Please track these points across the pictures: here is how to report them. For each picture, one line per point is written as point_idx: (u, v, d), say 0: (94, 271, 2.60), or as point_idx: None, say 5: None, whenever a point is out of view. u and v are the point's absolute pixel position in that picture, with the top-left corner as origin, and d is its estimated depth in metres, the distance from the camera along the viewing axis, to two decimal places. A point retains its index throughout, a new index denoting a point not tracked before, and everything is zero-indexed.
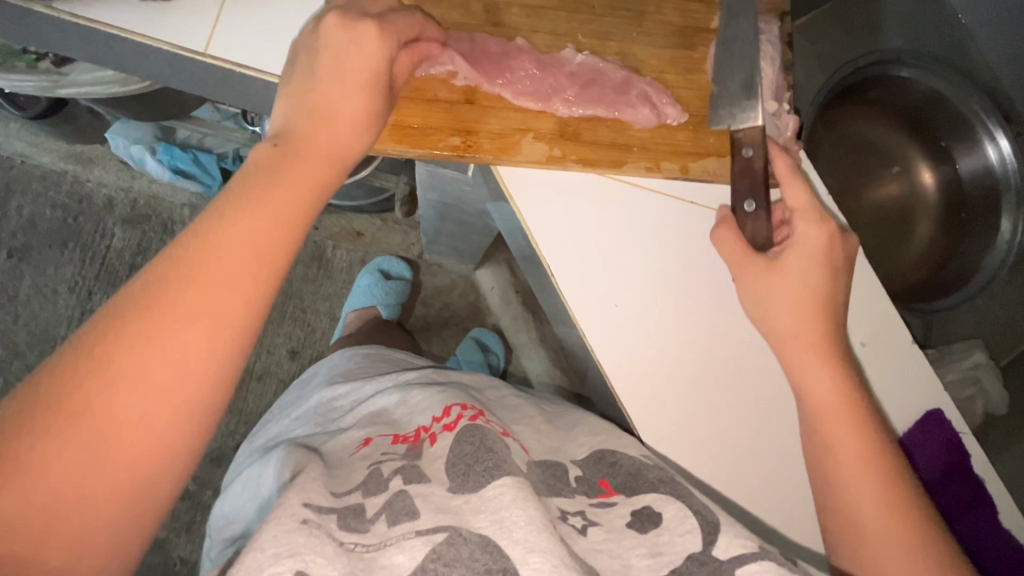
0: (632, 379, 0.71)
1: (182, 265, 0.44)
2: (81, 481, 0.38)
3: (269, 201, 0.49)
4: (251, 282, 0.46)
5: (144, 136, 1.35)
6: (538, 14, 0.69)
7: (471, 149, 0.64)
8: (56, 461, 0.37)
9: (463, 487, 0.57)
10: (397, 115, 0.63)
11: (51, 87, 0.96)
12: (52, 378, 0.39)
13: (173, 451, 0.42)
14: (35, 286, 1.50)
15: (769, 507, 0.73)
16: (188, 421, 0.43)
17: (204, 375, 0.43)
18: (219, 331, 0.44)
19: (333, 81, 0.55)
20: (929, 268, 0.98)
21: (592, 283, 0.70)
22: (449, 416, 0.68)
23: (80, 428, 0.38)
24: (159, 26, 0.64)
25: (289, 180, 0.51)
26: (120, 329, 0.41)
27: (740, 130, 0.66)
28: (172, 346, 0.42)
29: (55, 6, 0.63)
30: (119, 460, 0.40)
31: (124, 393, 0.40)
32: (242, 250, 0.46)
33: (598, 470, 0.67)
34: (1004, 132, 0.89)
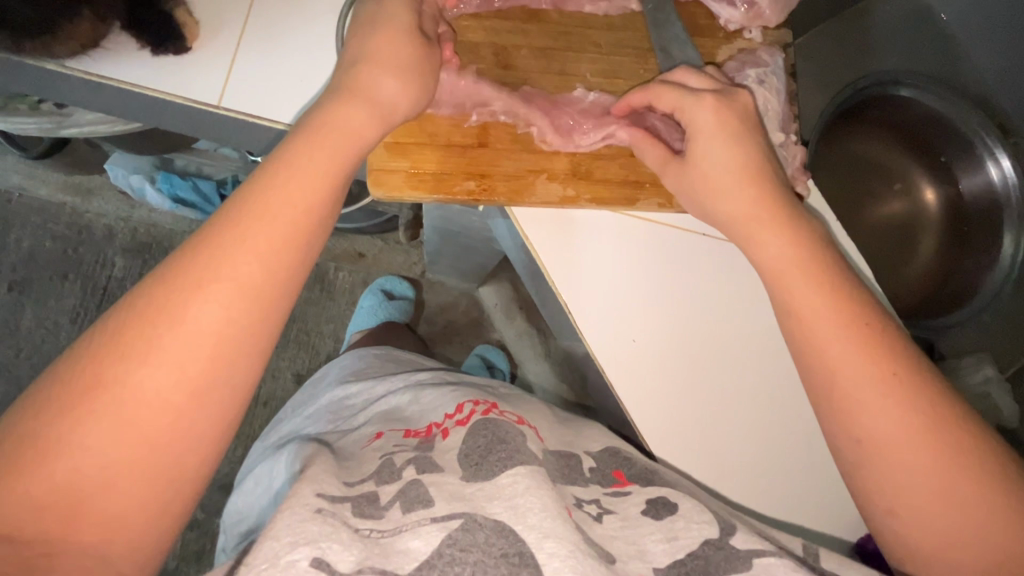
0: (648, 399, 0.71)
1: (203, 243, 0.44)
2: (104, 458, 0.39)
3: (293, 179, 0.48)
4: (270, 258, 0.45)
5: (143, 166, 1.36)
6: (547, 55, 0.70)
7: (487, 193, 0.65)
8: (82, 442, 0.38)
9: (476, 476, 0.56)
10: (411, 162, 0.64)
11: (55, 129, 0.97)
12: (79, 363, 0.40)
13: (195, 430, 0.42)
14: (37, 319, 1.49)
15: (779, 508, 0.74)
16: (207, 401, 0.42)
17: (224, 355, 0.43)
18: (239, 309, 0.44)
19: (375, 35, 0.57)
20: (932, 284, 0.98)
21: (602, 291, 0.70)
22: (461, 412, 0.69)
23: (106, 406, 0.39)
24: (172, 81, 0.65)
25: (317, 159, 0.50)
26: (143, 308, 0.42)
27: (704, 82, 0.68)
28: (192, 323, 0.42)
29: (68, 64, 0.63)
30: (141, 439, 0.40)
31: (146, 371, 0.40)
32: (263, 228, 0.46)
33: (612, 462, 0.68)
34: (1004, 150, 0.91)
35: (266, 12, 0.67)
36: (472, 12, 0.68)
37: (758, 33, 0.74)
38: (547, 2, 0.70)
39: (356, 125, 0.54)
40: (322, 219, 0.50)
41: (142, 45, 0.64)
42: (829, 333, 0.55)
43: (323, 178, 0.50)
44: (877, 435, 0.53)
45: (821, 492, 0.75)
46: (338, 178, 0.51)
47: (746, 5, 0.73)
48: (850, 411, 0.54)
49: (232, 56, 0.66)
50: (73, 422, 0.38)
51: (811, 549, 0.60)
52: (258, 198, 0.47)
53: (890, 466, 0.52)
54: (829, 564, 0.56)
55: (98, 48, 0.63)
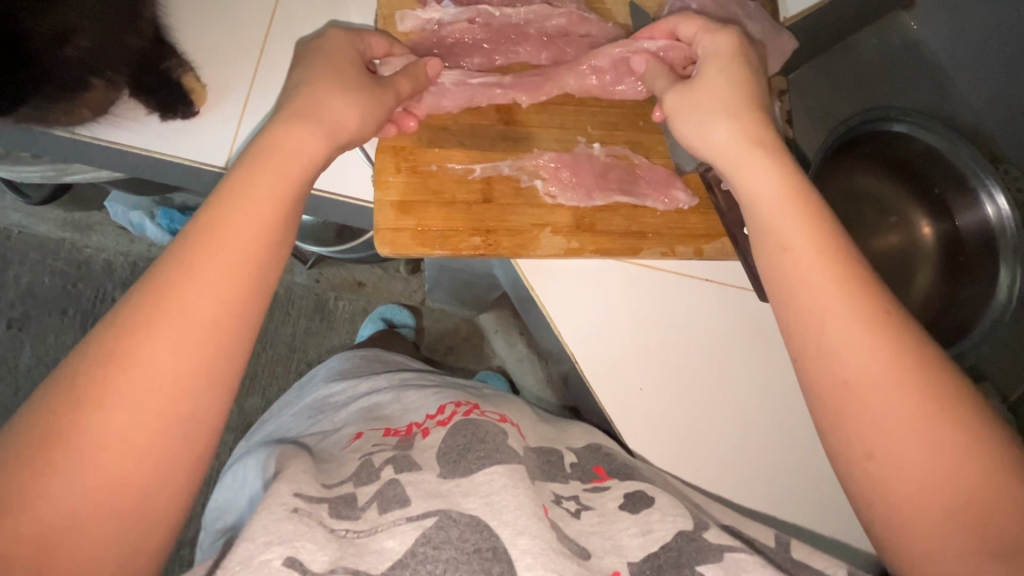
0: (649, 433, 0.71)
1: (150, 286, 0.42)
2: (71, 510, 0.36)
3: (249, 202, 0.47)
4: (226, 288, 0.43)
5: (143, 202, 1.37)
6: (548, 111, 0.71)
7: (492, 248, 0.65)
8: (43, 493, 0.36)
9: (454, 472, 0.56)
10: (419, 220, 0.64)
11: (56, 175, 0.98)
12: (40, 413, 0.38)
13: (167, 464, 0.40)
14: (35, 356, 1.48)
15: (776, 501, 0.73)
16: (169, 444, 0.40)
17: (184, 387, 0.41)
18: (191, 335, 0.41)
19: (312, 67, 0.57)
20: (931, 315, 0.98)
21: (596, 315, 0.70)
22: (443, 413, 0.69)
23: (55, 452, 0.36)
24: (178, 143, 0.65)
25: (263, 178, 0.48)
26: (98, 355, 0.39)
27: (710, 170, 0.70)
28: (144, 364, 0.40)
29: (78, 131, 0.63)
30: (106, 486, 0.37)
31: (108, 417, 0.38)
32: (214, 260, 0.44)
33: (593, 458, 0.67)
34: (1001, 191, 0.93)
35: (271, 71, 0.68)
36: (475, 69, 0.71)
37: None
38: (547, 58, 0.73)
39: (307, 149, 0.52)
40: (275, 250, 0.47)
41: (151, 110, 0.65)
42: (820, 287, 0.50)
43: (270, 210, 0.48)
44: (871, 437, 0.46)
45: (811, 492, 0.74)
46: (291, 204, 0.49)
47: None
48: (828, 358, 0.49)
49: (237, 118, 0.67)
50: (32, 473, 0.36)
51: (781, 539, 0.59)
52: (210, 227, 0.45)
53: (867, 422, 0.47)
54: (799, 552, 0.56)
55: (105, 115, 0.64)
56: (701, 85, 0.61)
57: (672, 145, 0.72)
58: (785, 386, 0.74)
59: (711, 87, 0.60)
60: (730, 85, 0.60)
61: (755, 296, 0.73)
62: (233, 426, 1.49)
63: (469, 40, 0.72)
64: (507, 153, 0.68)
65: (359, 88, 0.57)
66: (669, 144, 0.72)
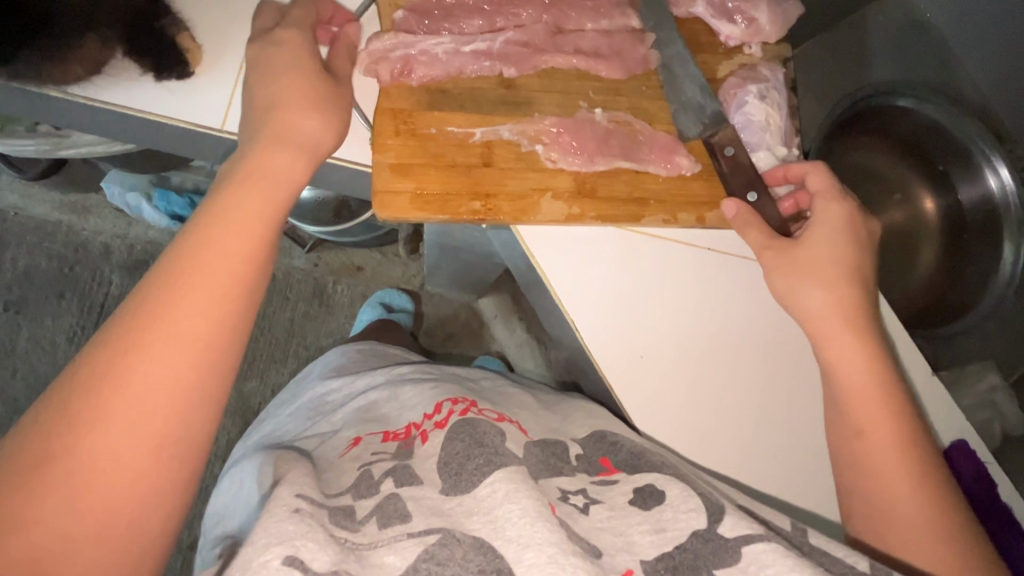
0: (650, 403, 0.70)
1: (135, 309, 0.43)
2: (65, 529, 0.37)
3: (232, 224, 0.49)
4: (212, 307, 0.45)
5: (140, 183, 1.37)
6: (549, 74, 0.69)
7: (492, 213, 0.64)
8: (33, 516, 0.36)
9: (455, 488, 0.55)
10: (416, 183, 0.63)
11: (52, 149, 0.97)
12: (28, 435, 0.39)
13: (166, 470, 0.42)
14: (32, 339, 1.48)
15: (789, 489, 0.72)
16: (166, 456, 0.42)
17: (174, 404, 0.42)
18: (181, 355, 0.43)
19: (275, 81, 0.58)
20: (934, 293, 0.98)
21: (598, 285, 0.69)
22: (440, 412, 0.68)
23: (45, 475, 0.37)
24: (174, 105, 0.64)
25: (247, 202, 0.51)
26: (83, 379, 0.40)
27: (714, 134, 0.69)
28: (137, 381, 0.41)
29: (68, 90, 0.62)
30: (110, 496, 0.39)
31: (97, 437, 0.39)
32: (201, 281, 0.46)
33: (598, 449, 0.66)
34: (1003, 161, 0.92)
35: None
36: (475, 31, 0.70)
37: (757, 48, 0.74)
38: (548, 21, 0.72)
39: (285, 168, 0.54)
40: (258, 266, 0.49)
41: (145, 70, 0.63)
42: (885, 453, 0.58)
43: (255, 232, 0.50)
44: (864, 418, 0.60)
45: (823, 475, 0.73)
46: (275, 223, 0.51)
47: (745, 22, 0.73)
48: (889, 520, 0.56)
49: (234, 79, 0.66)
50: (22, 495, 0.37)
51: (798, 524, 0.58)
52: (192, 249, 0.46)
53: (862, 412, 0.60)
54: (816, 539, 0.55)
55: (100, 75, 0.63)
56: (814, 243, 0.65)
57: (674, 111, 0.71)
58: (787, 363, 0.73)
59: (814, 253, 0.64)
60: (835, 251, 0.64)
61: (757, 267, 0.72)
62: (232, 410, 1.48)
63: (469, 3, 0.71)
64: (507, 117, 0.67)
65: (325, 104, 0.59)
66: (671, 111, 0.71)
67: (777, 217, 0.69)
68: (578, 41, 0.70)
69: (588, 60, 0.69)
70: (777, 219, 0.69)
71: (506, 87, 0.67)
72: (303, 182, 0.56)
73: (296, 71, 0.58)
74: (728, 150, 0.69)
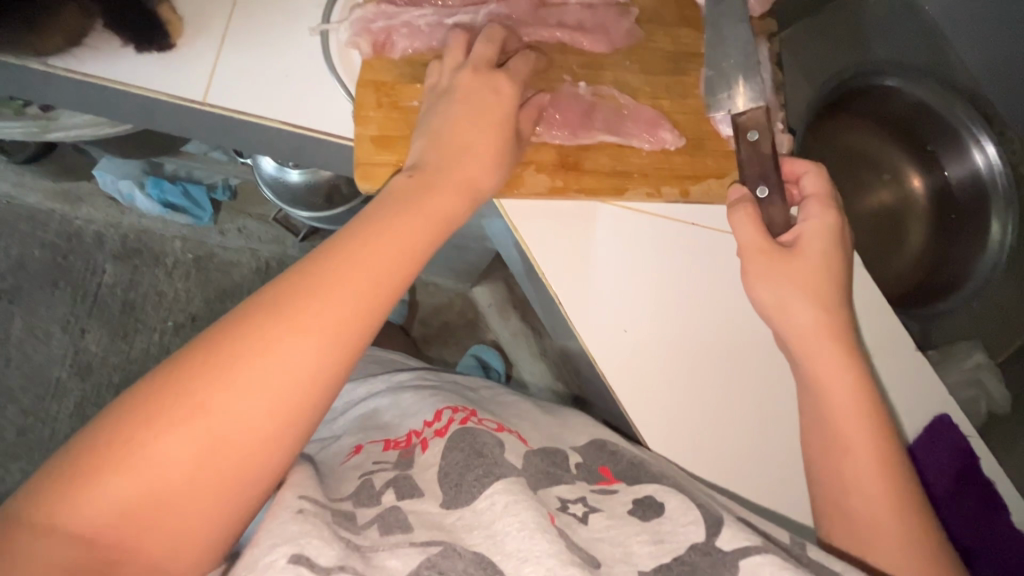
0: (637, 380, 0.70)
1: (301, 286, 0.47)
2: (187, 470, 0.40)
3: (395, 230, 0.52)
4: (361, 306, 0.47)
5: (132, 171, 1.35)
6: (534, 48, 0.69)
7: None
8: (168, 447, 0.40)
9: (456, 502, 0.55)
10: (399, 155, 0.63)
11: (40, 133, 0.97)
12: (184, 367, 0.42)
13: (267, 464, 0.43)
14: (27, 328, 1.48)
15: (779, 497, 0.72)
16: (283, 435, 0.44)
17: (303, 389, 0.44)
18: (325, 346, 0.45)
19: (452, 100, 0.61)
20: (922, 272, 0.99)
21: (580, 262, 0.69)
22: (440, 421, 0.67)
23: (194, 417, 0.41)
24: (157, 78, 0.64)
25: (409, 213, 0.54)
26: (242, 337, 0.44)
27: (742, 114, 0.68)
28: (283, 355, 0.44)
29: (50, 62, 0.62)
30: (228, 456, 0.42)
31: (237, 397, 0.42)
32: (355, 276, 0.48)
33: (599, 457, 0.68)
34: (989, 137, 0.94)
35: (248, 6, 0.66)
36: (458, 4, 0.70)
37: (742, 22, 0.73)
38: None
39: (453, 185, 0.58)
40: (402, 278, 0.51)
41: (126, 42, 0.63)
42: (867, 474, 0.59)
43: (405, 251, 0.51)
44: (834, 423, 0.61)
45: None
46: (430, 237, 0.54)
47: None
48: (864, 529, 0.58)
49: (216, 52, 0.65)
50: (165, 426, 0.40)
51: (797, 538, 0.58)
52: (359, 245, 0.50)
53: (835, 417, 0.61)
54: (815, 553, 0.54)
55: (80, 46, 0.63)
56: (807, 257, 0.64)
57: (710, 84, 0.70)
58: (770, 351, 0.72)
59: (811, 265, 0.63)
60: (827, 267, 0.64)
61: (733, 242, 0.71)
62: None
63: None
64: None
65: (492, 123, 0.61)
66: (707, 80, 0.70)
67: (780, 217, 0.67)
68: (562, 16, 0.70)
69: (572, 34, 0.69)
70: (779, 220, 0.68)
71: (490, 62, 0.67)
72: (458, 216, 0.58)
73: (468, 92, 0.61)
74: (752, 134, 0.68)
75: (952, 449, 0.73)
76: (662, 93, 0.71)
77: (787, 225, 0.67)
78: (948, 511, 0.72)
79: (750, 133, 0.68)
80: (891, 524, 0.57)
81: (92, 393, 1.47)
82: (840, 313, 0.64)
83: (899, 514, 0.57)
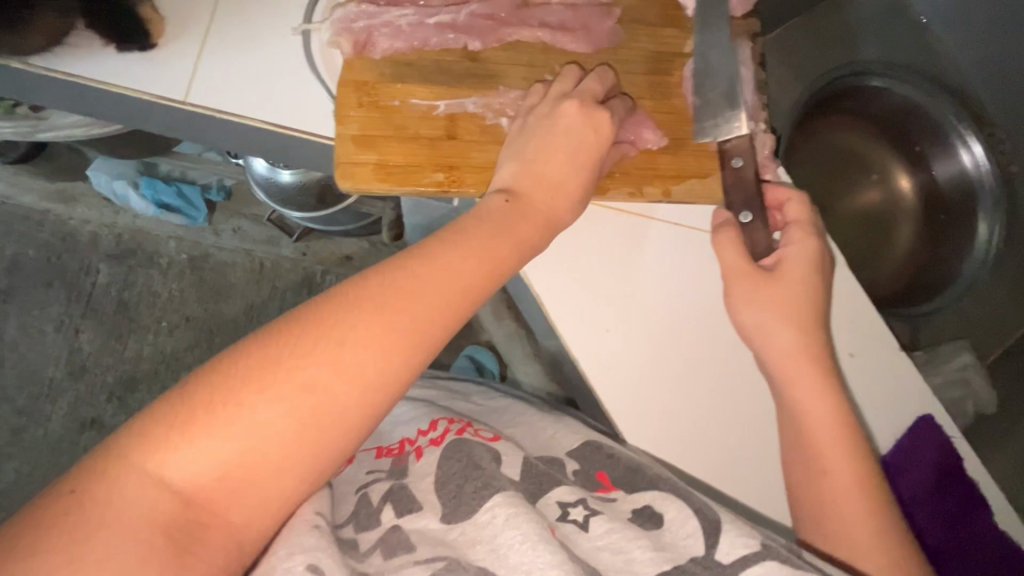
0: (618, 379, 0.70)
1: (397, 280, 0.49)
2: (276, 438, 0.42)
3: (478, 242, 0.55)
4: (446, 308, 0.50)
5: (127, 171, 1.36)
6: (516, 47, 0.69)
7: (455, 184, 0.64)
8: (262, 413, 0.41)
9: (456, 515, 0.55)
10: (379, 154, 0.63)
11: (31, 133, 0.97)
12: (285, 335, 0.44)
13: (344, 445, 0.45)
14: (22, 328, 1.49)
15: (770, 503, 0.71)
16: (362, 421, 0.45)
17: (386, 378, 0.46)
18: (413, 341, 0.47)
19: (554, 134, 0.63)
20: (910, 273, 0.98)
21: (562, 261, 0.69)
22: (435, 430, 0.66)
23: (292, 387, 0.42)
24: (138, 78, 0.64)
25: (492, 227, 0.56)
26: (339, 316, 0.46)
27: (728, 141, 0.68)
28: (377, 340, 0.46)
29: (31, 61, 0.63)
30: (313, 432, 0.43)
31: (330, 374, 0.44)
32: (443, 278, 0.51)
33: (594, 462, 0.66)
34: (976, 138, 0.94)
35: (230, 6, 0.67)
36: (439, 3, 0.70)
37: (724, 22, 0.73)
38: None
39: (536, 210, 0.60)
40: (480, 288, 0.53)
41: (107, 41, 0.64)
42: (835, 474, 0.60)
43: (486, 261, 0.54)
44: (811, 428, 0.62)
45: None
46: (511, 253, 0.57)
47: None
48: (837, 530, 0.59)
49: (197, 51, 0.65)
50: (264, 392, 0.42)
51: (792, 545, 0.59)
52: (449, 252, 0.53)
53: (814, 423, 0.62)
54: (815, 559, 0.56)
55: (61, 45, 0.63)
56: (783, 281, 0.64)
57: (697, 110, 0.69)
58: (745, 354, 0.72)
59: (788, 286, 0.64)
60: (807, 292, 0.64)
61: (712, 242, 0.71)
62: None
63: None
64: (471, 90, 0.67)
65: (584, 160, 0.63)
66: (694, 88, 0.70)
67: (764, 242, 0.67)
68: (544, 16, 0.70)
69: (554, 34, 0.69)
70: (763, 246, 0.68)
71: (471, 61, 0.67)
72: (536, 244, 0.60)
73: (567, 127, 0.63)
74: (736, 162, 0.67)
75: (936, 447, 0.73)
76: (644, 93, 0.71)
77: (770, 250, 0.67)
78: (920, 520, 0.71)
79: (735, 161, 0.68)
80: (860, 526, 0.58)
81: (85, 393, 1.47)
82: (816, 331, 0.65)
83: (870, 519, 0.58)
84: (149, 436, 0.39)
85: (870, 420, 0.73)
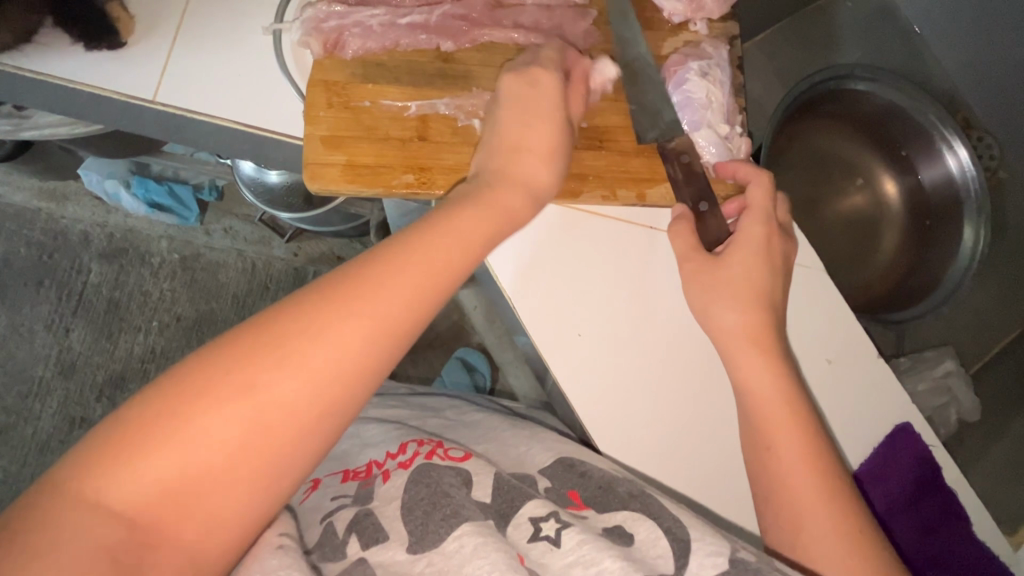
0: (590, 383, 0.69)
1: (359, 274, 0.46)
2: (226, 449, 0.38)
3: (448, 233, 0.51)
4: (413, 301, 0.46)
5: (119, 171, 1.36)
6: (488, 48, 0.68)
7: (425, 186, 0.64)
8: (208, 425, 0.38)
9: (422, 546, 0.53)
10: (349, 155, 0.63)
11: (13, 131, 0.96)
12: (233, 341, 0.41)
13: (308, 452, 0.41)
14: (12, 326, 1.48)
15: (746, 512, 0.71)
16: (324, 425, 0.41)
17: (349, 378, 0.42)
18: (381, 336, 0.44)
19: (521, 118, 0.63)
20: (893, 279, 0.98)
21: (533, 264, 0.68)
22: (404, 454, 0.65)
23: (242, 393, 0.39)
24: (107, 77, 0.64)
25: (464, 218, 0.54)
26: (289, 319, 0.42)
27: (672, 140, 0.70)
28: (337, 338, 0.42)
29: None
30: (267, 440, 0.39)
31: (283, 378, 0.40)
32: (411, 269, 0.47)
33: (566, 481, 0.63)
34: (963, 142, 0.92)
35: (202, 5, 0.67)
36: (412, 4, 0.69)
37: (702, 25, 0.74)
38: None
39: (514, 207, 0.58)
40: (452, 281, 0.50)
41: (76, 40, 0.63)
42: (802, 487, 0.58)
43: (458, 253, 0.51)
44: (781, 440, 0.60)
45: None
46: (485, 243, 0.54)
47: None
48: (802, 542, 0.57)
49: (169, 49, 0.65)
50: (209, 402, 0.38)
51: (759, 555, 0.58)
52: (417, 242, 0.49)
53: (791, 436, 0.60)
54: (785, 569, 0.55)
55: (30, 43, 0.63)
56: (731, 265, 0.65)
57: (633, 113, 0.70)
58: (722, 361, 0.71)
59: (733, 275, 0.65)
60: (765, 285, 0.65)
61: None
62: None
63: None
64: (443, 91, 0.66)
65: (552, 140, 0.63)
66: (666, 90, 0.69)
67: (713, 232, 0.69)
68: (517, 18, 0.70)
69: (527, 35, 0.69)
70: (713, 236, 0.70)
71: (444, 60, 0.67)
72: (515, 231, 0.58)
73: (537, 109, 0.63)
74: (683, 158, 0.70)
75: (913, 454, 0.72)
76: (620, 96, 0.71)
77: (721, 239, 0.69)
78: (907, 527, 0.70)
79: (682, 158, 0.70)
80: (834, 545, 0.56)
81: (74, 392, 1.46)
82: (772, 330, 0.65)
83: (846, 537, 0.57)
84: (79, 462, 0.36)
85: (850, 429, 0.72)
